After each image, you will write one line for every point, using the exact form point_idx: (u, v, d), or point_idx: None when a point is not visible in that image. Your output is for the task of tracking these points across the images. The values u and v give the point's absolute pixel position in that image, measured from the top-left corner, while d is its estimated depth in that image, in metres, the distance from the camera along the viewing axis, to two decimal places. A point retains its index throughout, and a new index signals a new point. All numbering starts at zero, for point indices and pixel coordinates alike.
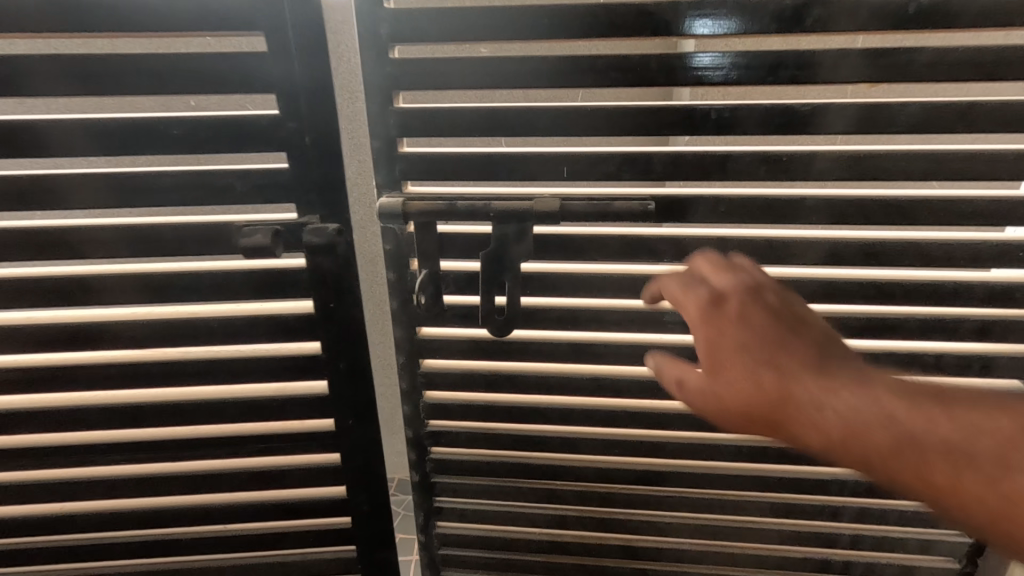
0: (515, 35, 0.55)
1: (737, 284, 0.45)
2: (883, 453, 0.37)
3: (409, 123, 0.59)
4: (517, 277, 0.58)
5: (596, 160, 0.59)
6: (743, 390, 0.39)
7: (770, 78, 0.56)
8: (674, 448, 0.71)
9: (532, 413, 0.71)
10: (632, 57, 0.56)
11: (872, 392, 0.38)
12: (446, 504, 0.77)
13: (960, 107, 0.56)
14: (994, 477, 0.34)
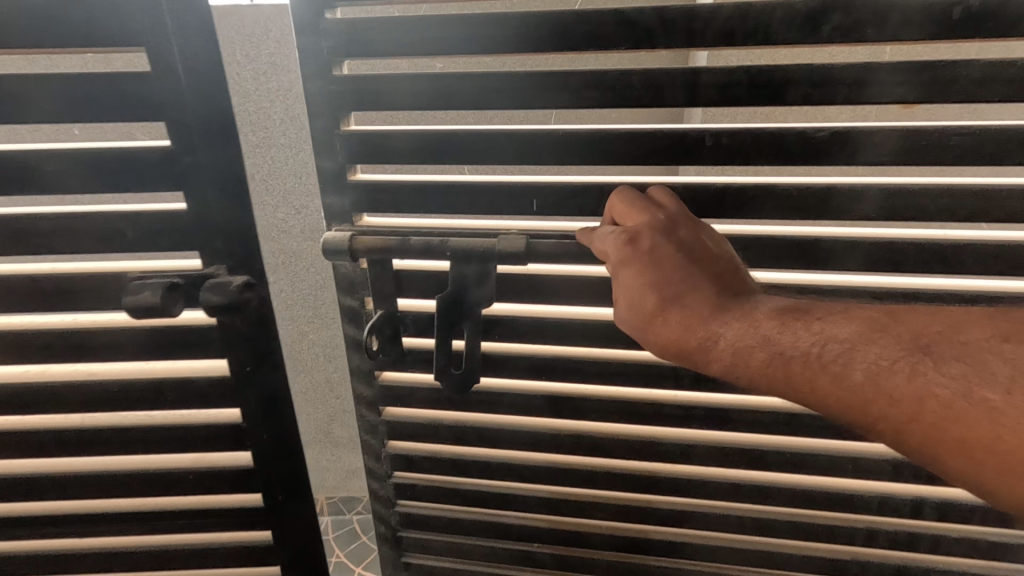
0: (497, 45, 0.57)
1: (648, 220, 0.53)
2: (765, 367, 0.48)
3: (360, 148, 0.62)
4: (476, 313, 0.56)
5: (570, 194, 0.60)
6: (657, 324, 0.50)
7: (780, 96, 0.56)
8: (651, 481, 0.75)
9: (511, 437, 0.75)
10: (615, 77, 0.57)
11: (756, 321, 0.49)
12: (408, 510, 0.82)
13: (1004, 135, 0.53)
14: (844, 371, 0.45)
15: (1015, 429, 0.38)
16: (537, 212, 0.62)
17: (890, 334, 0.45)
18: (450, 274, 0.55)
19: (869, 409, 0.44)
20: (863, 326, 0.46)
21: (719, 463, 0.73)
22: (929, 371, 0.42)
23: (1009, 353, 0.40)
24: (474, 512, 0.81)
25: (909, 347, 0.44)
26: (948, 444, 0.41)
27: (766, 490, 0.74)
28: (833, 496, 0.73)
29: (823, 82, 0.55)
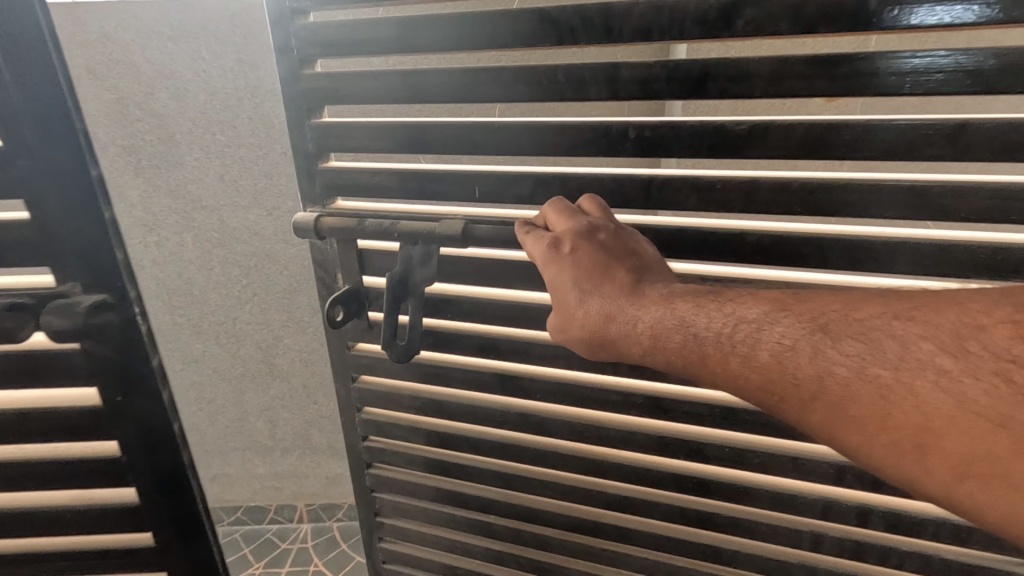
0: (470, 44, 0.83)
1: (576, 230, 0.71)
2: (684, 349, 0.64)
3: (346, 133, 0.91)
4: (418, 290, 0.81)
5: (511, 181, 0.87)
6: (593, 320, 0.68)
7: (698, 85, 0.77)
8: (589, 434, 0.97)
9: (481, 382, 0.99)
10: (545, 74, 0.81)
11: (674, 310, 0.65)
12: (381, 444, 1.13)
13: (870, 129, 0.74)
14: (754, 352, 0.60)
15: (895, 398, 0.52)
16: (480, 197, 0.89)
17: (801, 319, 0.59)
18: (399, 254, 0.81)
19: (776, 382, 0.59)
20: (775, 309, 0.61)
21: (655, 414, 0.93)
22: (826, 348, 0.56)
23: (896, 329, 0.55)
24: (447, 454, 1.10)
25: (810, 329, 0.58)
26: (844, 414, 0.55)
27: (699, 449, 0.93)
28: (765, 455, 0.90)
29: (739, 77, 0.76)
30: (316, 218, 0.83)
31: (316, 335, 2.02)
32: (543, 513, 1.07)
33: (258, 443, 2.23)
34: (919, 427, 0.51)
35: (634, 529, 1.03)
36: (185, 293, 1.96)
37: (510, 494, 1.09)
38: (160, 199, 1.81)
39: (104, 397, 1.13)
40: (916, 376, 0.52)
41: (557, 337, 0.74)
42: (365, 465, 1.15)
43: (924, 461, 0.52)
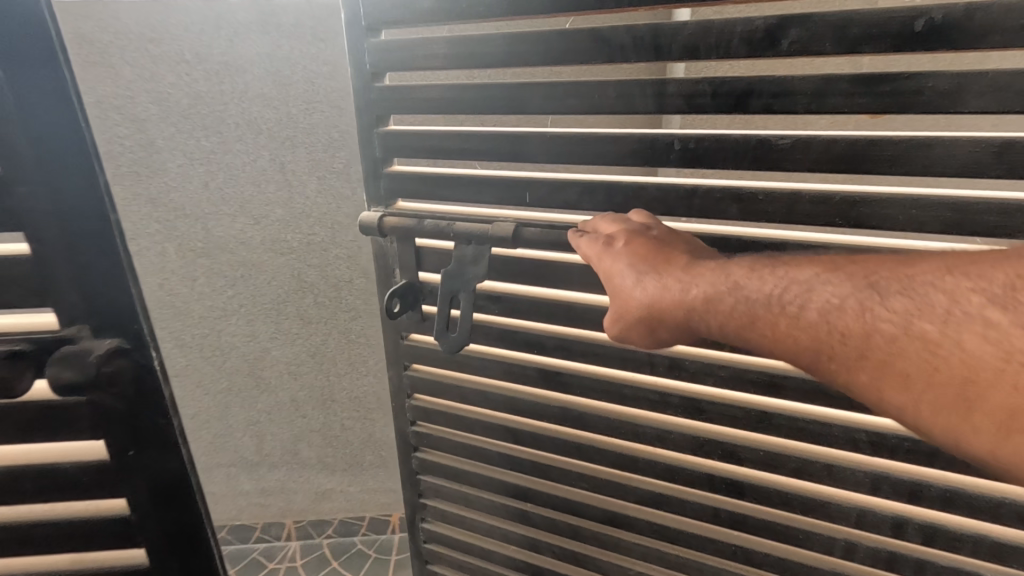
0: (537, 59, 1.00)
1: (633, 231, 0.90)
2: (737, 310, 0.75)
3: (427, 141, 1.12)
4: (470, 284, 1.03)
5: (558, 188, 1.04)
6: (653, 292, 0.81)
7: (741, 98, 0.89)
8: (626, 431, 1.13)
9: (533, 375, 1.18)
10: (592, 87, 0.97)
11: (728, 276, 0.77)
12: (427, 431, 1.38)
13: (889, 155, 0.84)
14: (806, 309, 0.70)
15: (941, 354, 0.60)
16: (530, 202, 1.08)
17: (851, 280, 0.69)
18: (456, 253, 1.05)
19: (827, 339, 0.68)
20: (828, 273, 0.71)
21: (692, 416, 1.06)
22: (875, 303, 0.66)
23: (945, 285, 0.62)
24: (492, 443, 1.31)
25: (859, 288, 0.68)
26: (893, 371, 0.64)
27: (734, 451, 1.05)
28: (801, 460, 1.00)
29: (783, 94, 0.87)
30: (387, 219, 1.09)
31: (306, 347, 1.98)
32: (577, 503, 1.25)
33: (244, 458, 2.16)
34: (964, 382, 0.58)
35: (666, 522, 1.18)
36: (168, 305, 1.89)
37: (549, 484, 1.28)
38: (140, 205, 1.75)
39: (116, 448, 1.20)
40: (962, 330, 0.59)
41: (615, 327, 0.88)
42: (414, 448, 1.42)
43: (967, 417, 0.59)
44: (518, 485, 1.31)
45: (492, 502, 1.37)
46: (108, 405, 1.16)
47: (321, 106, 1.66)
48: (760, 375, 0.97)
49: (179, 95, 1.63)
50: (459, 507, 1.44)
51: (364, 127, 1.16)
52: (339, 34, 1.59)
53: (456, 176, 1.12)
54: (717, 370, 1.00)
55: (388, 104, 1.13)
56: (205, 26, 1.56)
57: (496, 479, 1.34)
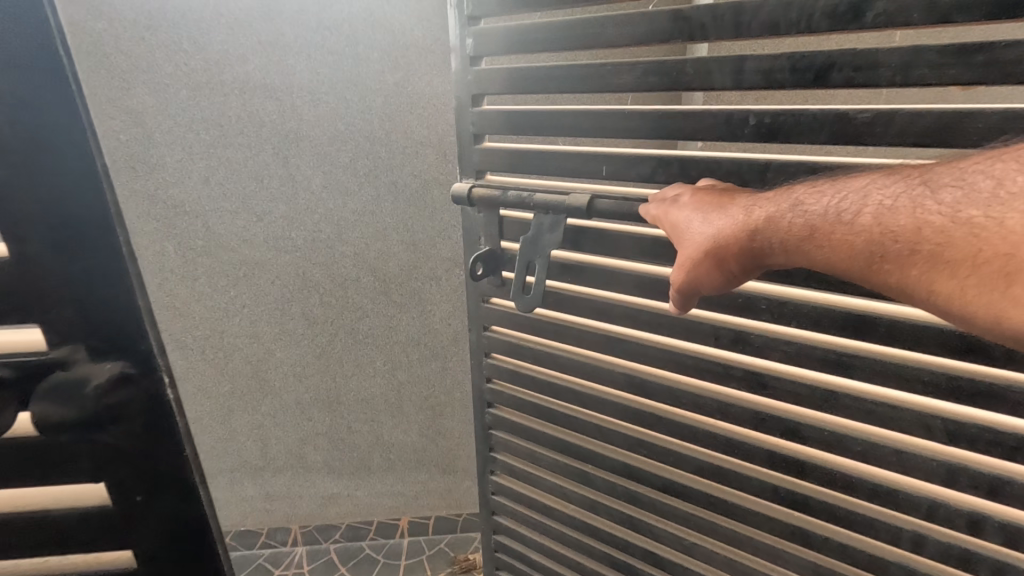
0: (617, 39, 1.00)
1: (697, 188, 0.90)
2: (799, 225, 0.72)
3: (514, 120, 1.19)
4: (546, 249, 1.15)
5: (634, 162, 1.05)
6: (716, 226, 0.79)
7: (818, 73, 0.85)
8: (686, 400, 1.13)
9: (600, 342, 1.23)
10: (661, 68, 0.97)
11: (790, 198, 0.74)
12: (499, 388, 1.48)
13: (962, 124, 0.77)
14: (861, 215, 0.67)
15: (985, 234, 0.56)
16: (607, 175, 1.10)
17: (904, 180, 0.65)
18: (536, 221, 1.16)
19: (878, 238, 0.65)
20: (884, 178, 0.67)
21: (753, 390, 1.05)
22: (925, 199, 0.62)
23: (991, 174, 0.58)
24: (556, 403, 1.38)
25: (911, 184, 0.64)
26: (939, 259, 0.60)
27: (796, 429, 1.02)
28: (865, 443, 0.97)
29: (865, 66, 0.82)
30: (471, 191, 1.23)
31: (310, 348, 1.91)
32: (631, 467, 1.28)
33: (249, 463, 2.09)
34: (1007, 256, 0.55)
35: (720, 498, 1.17)
36: (166, 308, 1.83)
37: (610, 447, 1.32)
38: (137, 204, 1.68)
39: (119, 496, 0.95)
40: (1007, 211, 0.55)
41: (681, 275, 0.84)
42: (487, 403, 1.53)
43: (1010, 291, 0.55)
44: (580, 449, 1.36)
45: (554, 458, 1.44)
46: (107, 446, 0.91)
47: (328, 99, 1.60)
48: (828, 353, 0.95)
49: (177, 87, 1.56)
50: (527, 464, 1.52)
51: (457, 106, 1.27)
52: (345, 23, 1.53)
53: (537, 151, 1.18)
54: (783, 346, 0.99)
55: (484, 86, 1.21)
56: (203, 13, 1.50)
57: (560, 440, 1.40)
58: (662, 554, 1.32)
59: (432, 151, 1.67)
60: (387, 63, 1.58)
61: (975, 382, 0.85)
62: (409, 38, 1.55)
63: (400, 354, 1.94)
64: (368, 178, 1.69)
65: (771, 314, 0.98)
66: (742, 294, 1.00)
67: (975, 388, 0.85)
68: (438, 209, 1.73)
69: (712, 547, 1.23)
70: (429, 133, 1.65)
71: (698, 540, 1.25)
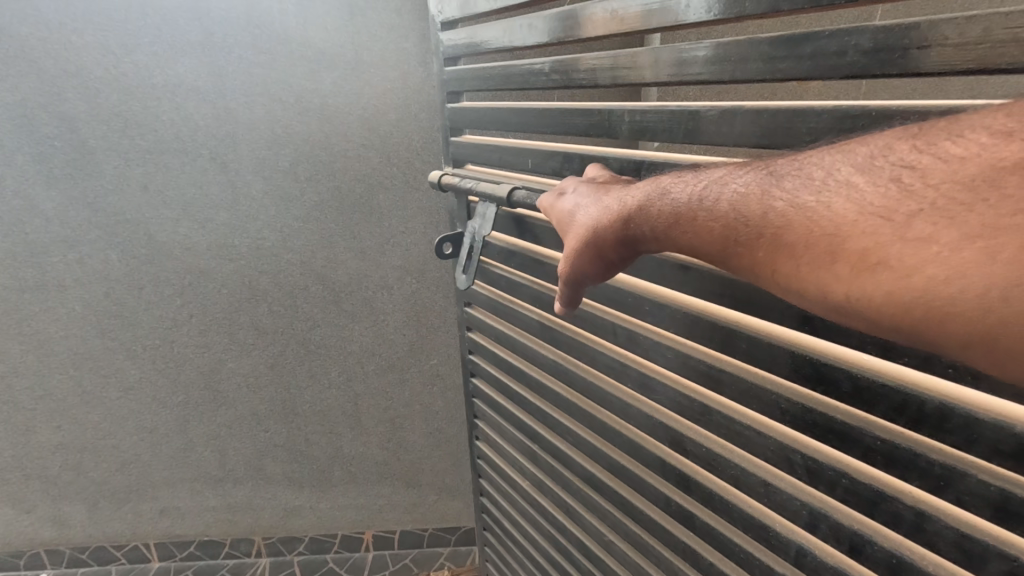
0: (538, 39, 0.92)
1: (581, 180, 0.80)
2: (662, 212, 0.60)
3: (473, 115, 1.12)
4: (480, 240, 1.08)
5: (547, 157, 0.95)
6: (595, 215, 0.68)
7: (676, 71, 0.73)
8: (598, 395, 1.02)
9: (535, 327, 1.14)
10: (566, 68, 0.88)
11: (656, 184, 0.63)
12: (475, 361, 1.43)
13: (795, 121, 0.62)
14: (716, 202, 0.55)
15: (814, 216, 0.46)
16: (532, 168, 0.99)
17: (756, 168, 0.54)
18: (479, 211, 1.10)
19: (728, 226, 0.53)
20: (738, 168, 0.57)
21: (646, 394, 0.91)
22: (769, 187, 0.51)
23: (825, 163, 0.49)
24: (514, 384, 1.29)
25: (760, 174, 0.53)
26: (773, 245, 0.49)
27: (681, 439, 0.86)
28: (738, 467, 0.78)
29: (710, 62, 0.69)
30: (439, 176, 1.17)
31: (261, 357, 1.84)
32: (566, 457, 1.18)
33: (208, 474, 2.05)
34: (828, 234, 0.45)
35: (632, 509, 1.03)
36: (114, 315, 1.78)
37: (548, 434, 1.22)
38: (77, 211, 1.63)
39: None
40: (835, 196, 0.45)
41: (569, 268, 0.71)
42: (469, 373, 1.46)
43: (835, 269, 0.44)
44: (530, 429, 1.28)
45: (512, 432, 1.37)
46: None
47: (260, 99, 1.52)
48: (699, 363, 0.79)
49: (106, 93, 1.51)
50: (499, 436, 1.45)
51: (439, 96, 1.21)
52: (277, 22, 1.45)
53: (493, 141, 1.09)
54: (665, 349, 0.84)
55: (462, 86, 1.12)
56: (129, 14, 1.44)
57: (518, 420, 1.32)
58: (590, 548, 1.20)
59: (375, 153, 1.58)
60: (320, 62, 1.49)
61: (827, 416, 0.65)
62: (340, 38, 1.48)
63: (354, 365, 1.86)
64: (310, 182, 1.60)
65: (654, 317, 0.85)
66: (631, 294, 0.88)
67: (829, 425, 0.65)
68: (383, 216, 1.65)
69: (626, 549, 1.09)
70: (370, 136, 1.56)
71: (615, 539, 1.11)
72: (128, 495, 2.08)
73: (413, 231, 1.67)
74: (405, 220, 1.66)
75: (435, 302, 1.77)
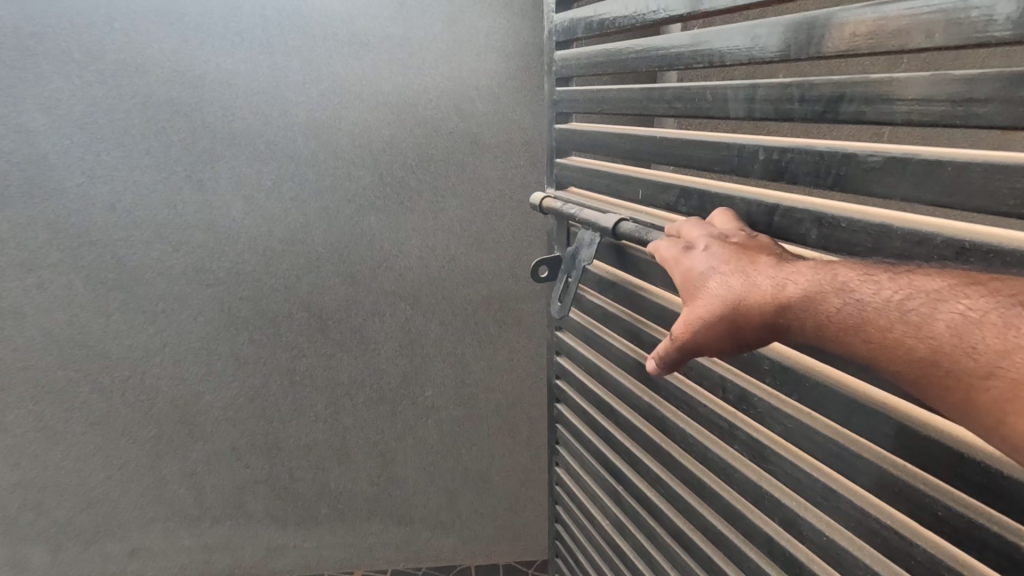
0: (656, 64, 0.81)
1: (710, 231, 0.68)
2: (838, 311, 0.50)
3: (578, 139, 1.02)
4: (581, 268, 1.01)
5: (662, 188, 0.84)
6: (739, 288, 0.57)
7: (828, 108, 0.61)
8: (694, 450, 0.87)
9: (630, 366, 1.00)
10: (688, 94, 0.77)
11: (835, 272, 0.52)
12: (561, 384, 1.27)
13: (992, 180, 0.49)
14: (929, 319, 0.45)
15: None
16: (643, 199, 0.88)
17: (989, 289, 0.44)
18: (580, 236, 1.02)
19: (941, 352, 0.44)
20: (958, 280, 0.46)
21: (755, 462, 0.76)
22: (1013, 321, 0.41)
23: None
24: (598, 416, 1.14)
25: (1000, 300, 0.43)
26: (1008, 394, 0.40)
27: (794, 521, 0.71)
28: (868, 569, 0.63)
29: (881, 99, 0.57)
30: (542, 197, 1.08)
31: (240, 391, 1.70)
32: (651, 503, 1.00)
33: (183, 513, 1.86)
34: None
35: None
36: (79, 345, 1.62)
37: (629, 475, 1.06)
38: (37, 232, 1.48)
39: None
40: None
41: (687, 334, 0.60)
42: (555, 399, 1.31)
43: None
44: (611, 464, 1.12)
45: (592, 465, 1.20)
46: None
47: (240, 109, 1.40)
48: (826, 441, 0.65)
49: (69, 104, 1.37)
50: (582, 469, 1.25)
51: (547, 116, 1.12)
52: (257, 28, 1.35)
53: (599, 167, 0.98)
54: (782, 418, 0.71)
55: (573, 109, 1.02)
56: (97, 18, 1.32)
57: (599, 453, 1.16)
58: None
59: (366, 173, 1.47)
60: (304, 71, 1.38)
61: (1007, 543, 0.51)
62: (338, 49, 1.38)
63: (343, 398, 1.72)
64: (296, 203, 1.48)
65: (774, 381, 0.71)
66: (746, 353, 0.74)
67: (1006, 550, 0.52)
68: (376, 241, 1.53)
69: None
70: (360, 153, 1.45)
71: None
72: (93, 539, 1.87)
73: (407, 256, 1.55)
74: (400, 245, 1.54)
75: (429, 331, 1.65)
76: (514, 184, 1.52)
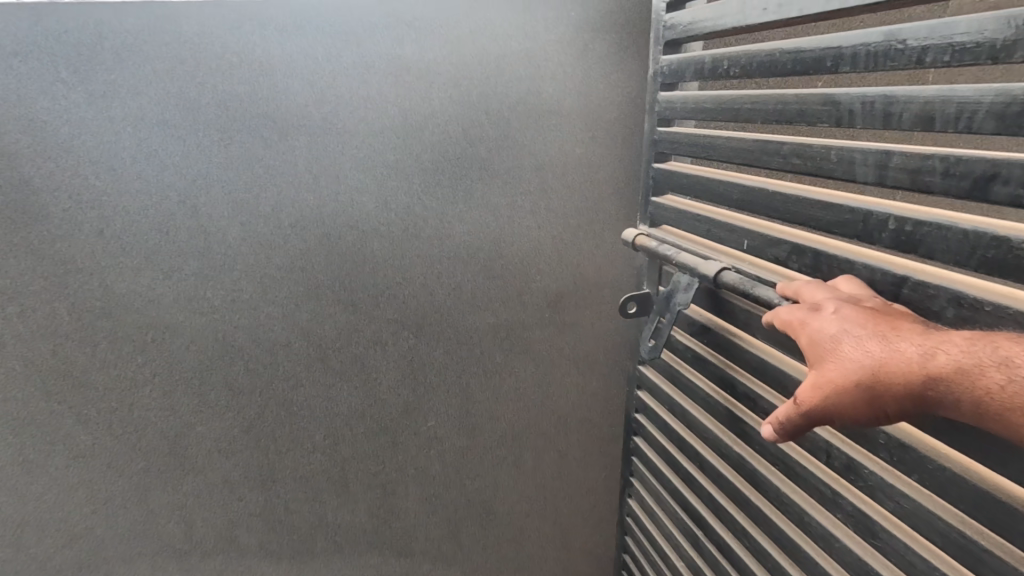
0: (773, 116, 0.85)
1: (834, 295, 0.70)
2: (1000, 386, 0.50)
3: (679, 178, 1.09)
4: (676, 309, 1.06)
5: (772, 242, 0.87)
6: (878, 356, 0.59)
7: (975, 185, 0.61)
8: (790, 509, 0.90)
9: (722, 413, 1.05)
10: (807, 151, 0.80)
11: (994, 346, 0.52)
12: (643, 420, 1.34)
13: None
14: None
15: None
16: (748, 249, 0.92)
17: None
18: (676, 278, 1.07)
19: None
20: None
21: (861, 535, 0.79)
22: None
23: None
24: (683, 458, 1.20)
25: None
26: None
27: None
28: None
29: None
30: (636, 237, 1.15)
31: (235, 420, 1.61)
32: (734, 556, 1.05)
33: (172, 548, 1.75)
34: None
35: None
36: (65, 376, 1.52)
37: (712, 521, 1.12)
38: (18, 257, 1.40)
39: None
40: None
41: (821, 400, 0.63)
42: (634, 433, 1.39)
43: None
44: (692, 507, 1.18)
45: (671, 504, 1.26)
46: None
47: (239, 133, 1.33)
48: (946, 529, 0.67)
49: (53, 124, 1.30)
50: (657, 504, 1.33)
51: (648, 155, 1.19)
52: (258, 47, 1.29)
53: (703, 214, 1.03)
54: (894, 494, 0.73)
55: (674, 148, 1.09)
56: (83, 34, 1.25)
57: (681, 493, 1.22)
58: None
59: (370, 200, 1.42)
60: (310, 91, 1.33)
61: None
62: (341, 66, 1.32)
63: (341, 426, 1.65)
64: (295, 230, 1.42)
65: (894, 456, 0.72)
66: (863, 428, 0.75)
67: None
68: (394, 254, 1.46)
69: None
70: (364, 177, 1.40)
71: None
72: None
73: (410, 282, 1.50)
74: (401, 270, 1.48)
75: (432, 356, 1.58)
76: (524, 210, 1.48)
